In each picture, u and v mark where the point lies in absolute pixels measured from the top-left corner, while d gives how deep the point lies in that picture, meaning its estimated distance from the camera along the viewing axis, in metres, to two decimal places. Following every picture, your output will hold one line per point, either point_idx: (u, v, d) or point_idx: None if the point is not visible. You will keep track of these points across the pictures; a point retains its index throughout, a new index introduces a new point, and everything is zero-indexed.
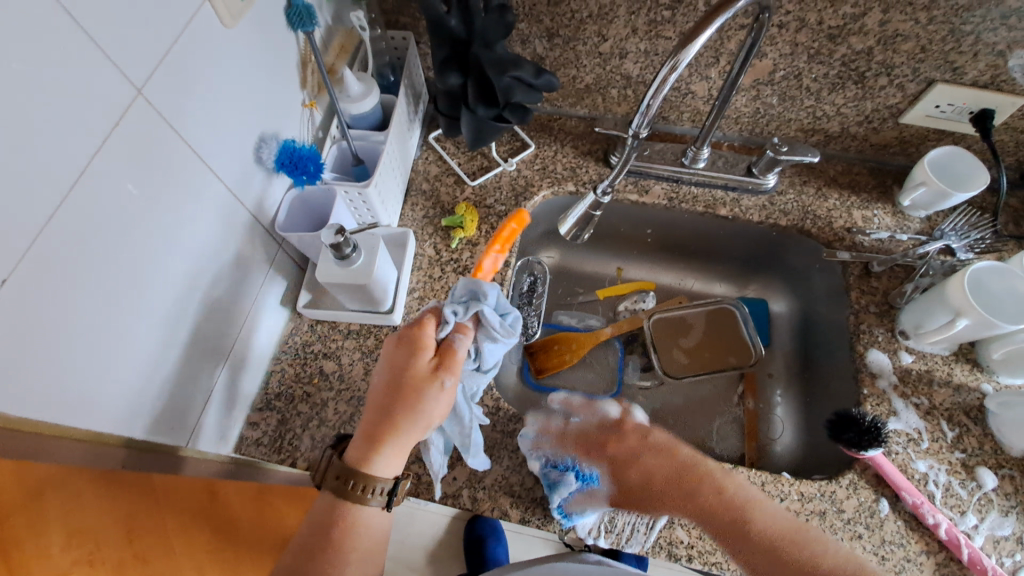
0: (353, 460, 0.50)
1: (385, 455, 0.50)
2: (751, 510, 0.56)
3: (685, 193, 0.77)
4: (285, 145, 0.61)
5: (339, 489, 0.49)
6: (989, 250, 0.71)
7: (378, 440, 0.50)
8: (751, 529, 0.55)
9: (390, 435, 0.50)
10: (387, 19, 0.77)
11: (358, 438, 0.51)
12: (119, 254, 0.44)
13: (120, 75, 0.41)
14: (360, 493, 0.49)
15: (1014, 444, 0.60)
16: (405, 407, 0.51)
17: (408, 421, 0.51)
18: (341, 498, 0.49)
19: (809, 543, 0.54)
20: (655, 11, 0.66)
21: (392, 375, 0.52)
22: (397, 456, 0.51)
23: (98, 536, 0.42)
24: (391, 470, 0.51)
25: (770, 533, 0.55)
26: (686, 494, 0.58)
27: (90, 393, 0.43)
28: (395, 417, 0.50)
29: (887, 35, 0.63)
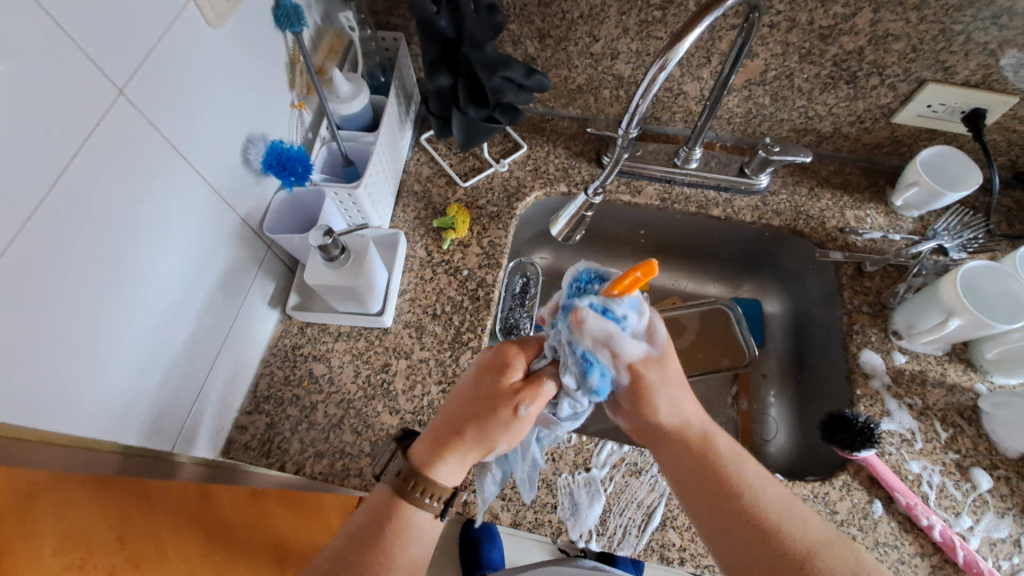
0: (417, 459, 0.48)
1: (447, 464, 0.48)
2: (751, 502, 0.46)
3: (678, 193, 0.76)
4: (273, 146, 0.60)
5: (397, 484, 0.47)
6: (982, 250, 0.71)
7: (444, 446, 0.48)
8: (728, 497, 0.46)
9: (456, 445, 0.48)
10: (377, 20, 0.76)
11: (426, 439, 0.49)
12: (100, 256, 0.43)
13: (100, 75, 0.40)
14: (413, 494, 0.46)
15: (1008, 444, 0.60)
16: (476, 422, 0.48)
17: (476, 436, 0.48)
18: (394, 494, 0.47)
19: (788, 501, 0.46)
20: (646, 11, 0.66)
21: (473, 386, 0.50)
22: (458, 469, 0.49)
23: (92, 544, 0.39)
24: (453, 481, 0.48)
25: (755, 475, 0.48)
26: (681, 460, 0.49)
27: (73, 397, 0.43)
28: (464, 428, 0.48)
29: (878, 35, 0.62)
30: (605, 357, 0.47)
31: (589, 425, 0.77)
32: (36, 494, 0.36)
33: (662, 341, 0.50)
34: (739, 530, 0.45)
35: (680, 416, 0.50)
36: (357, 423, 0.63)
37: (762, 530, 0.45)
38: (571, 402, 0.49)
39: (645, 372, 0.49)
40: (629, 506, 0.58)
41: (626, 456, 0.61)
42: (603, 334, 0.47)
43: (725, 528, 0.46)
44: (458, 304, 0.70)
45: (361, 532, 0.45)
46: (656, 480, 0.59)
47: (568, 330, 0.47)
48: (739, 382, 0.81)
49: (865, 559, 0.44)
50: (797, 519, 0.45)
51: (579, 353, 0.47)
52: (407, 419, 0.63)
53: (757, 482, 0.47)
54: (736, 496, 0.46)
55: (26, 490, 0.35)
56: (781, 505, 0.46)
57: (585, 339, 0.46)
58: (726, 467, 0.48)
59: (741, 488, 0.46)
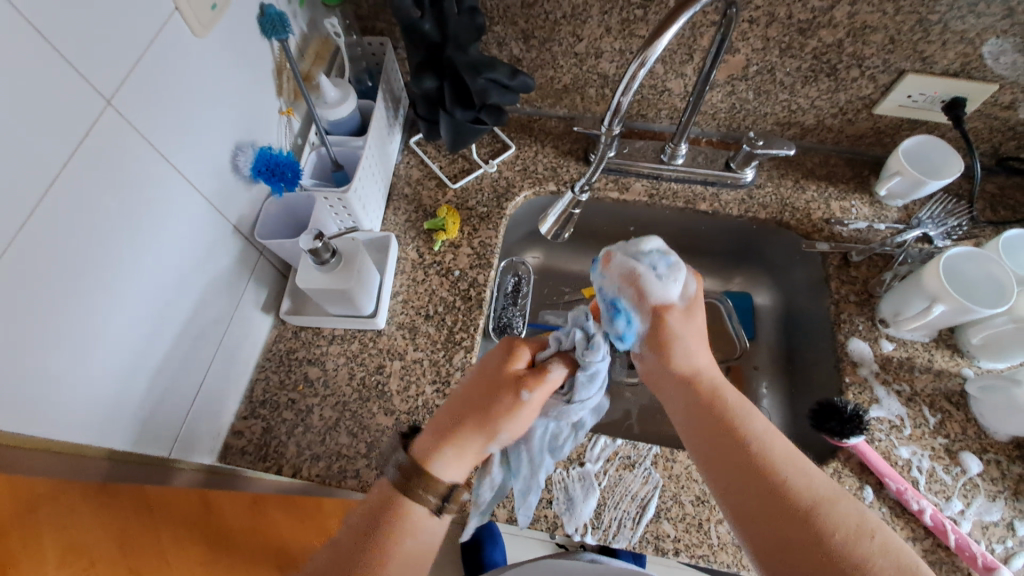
0: (420, 454, 0.49)
1: (454, 459, 0.49)
2: (758, 450, 0.46)
3: (665, 189, 0.77)
4: (261, 152, 0.61)
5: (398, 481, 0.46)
6: (966, 237, 0.72)
7: (448, 439, 0.49)
8: (734, 445, 0.46)
9: (464, 440, 0.49)
10: (363, 25, 0.77)
11: (432, 433, 0.50)
12: (91, 264, 0.44)
13: (87, 86, 0.41)
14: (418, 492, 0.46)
15: (996, 427, 0.61)
16: (483, 415, 0.50)
17: (480, 426, 0.50)
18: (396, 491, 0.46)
19: (795, 455, 0.46)
20: (628, 10, 0.67)
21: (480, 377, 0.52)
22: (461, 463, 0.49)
23: (95, 556, 0.38)
24: (459, 476, 0.49)
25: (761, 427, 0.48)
26: (692, 410, 0.50)
27: (65, 404, 0.43)
28: (469, 418, 0.50)
29: (856, 27, 0.63)
30: (630, 305, 0.56)
31: None
32: (37, 504, 0.36)
33: (694, 294, 0.56)
34: (745, 479, 0.44)
35: (697, 366, 0.53)
36: (352, 424, 0.64)
37: (768, 479, 0.44)
38: (584, 387, 0.54)
39: (671, 316, 0.54)
40: (623, 498, 0.59)
41: (619, 450, 0.62)
42: (629, 278, 0.55)
43: (731, 475, 0.45)
44: (450, 304, 0.71)
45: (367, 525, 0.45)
46: (650, 473, 0.60)
47: (599, 275, 0.58)
48: (732, 374, 0.82)
49: (871, 516, 0.42)
50: (805, 474, 0.44)
51: (607, 297, 0.57)
52: (402, 418, 0.64)
53: (768, 436, 0.47)
54: (745, 445, 0.46)
55: (27, 502, 0.35)
56: (790, 460, 0.45)
57: (613, 280, 0.56)
58: (738, 419, 0.48)
59: (750, 438, 0.46)
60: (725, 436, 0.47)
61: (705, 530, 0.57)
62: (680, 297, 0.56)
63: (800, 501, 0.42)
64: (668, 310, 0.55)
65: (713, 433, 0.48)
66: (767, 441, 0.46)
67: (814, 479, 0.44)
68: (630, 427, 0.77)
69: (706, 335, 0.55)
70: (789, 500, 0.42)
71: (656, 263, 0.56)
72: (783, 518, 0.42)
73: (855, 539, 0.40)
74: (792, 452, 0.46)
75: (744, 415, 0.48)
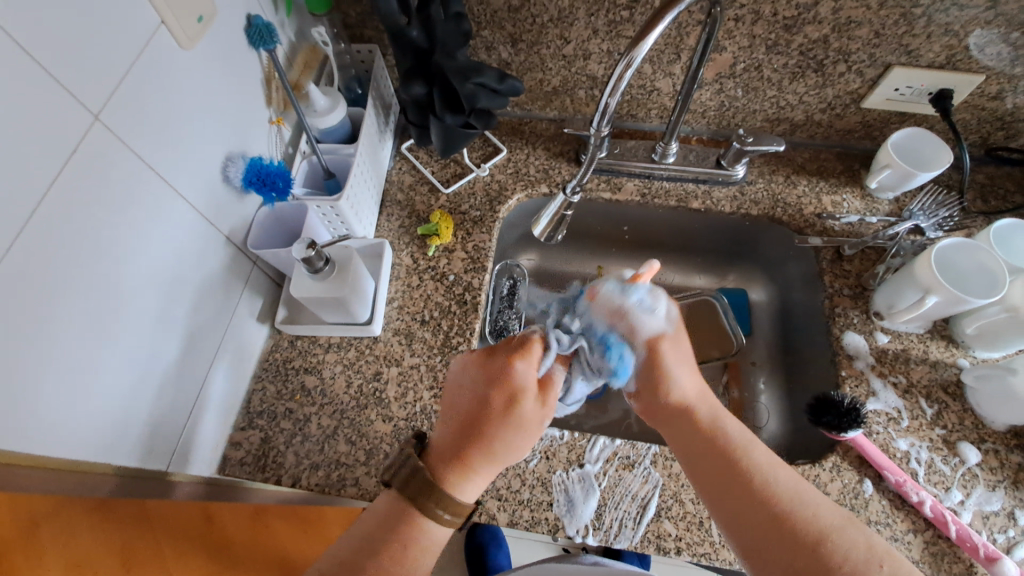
0: (449, 486, 0.46)
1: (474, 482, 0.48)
2: (763, 483, 0.46)
3: (657, 188, 0.77)
4: (252, 162, 0.61)
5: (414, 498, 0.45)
6: (958, 227, 0.72)
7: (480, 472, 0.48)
8: (740, 481, 0.46)
9: (489, 466, 0.48)
10: (351, 33, 0.77)
11: (451, 460, 0.47)
12: (83, 280, 0.44)
13: (73, 102, 0.41)
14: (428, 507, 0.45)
15: (993, 416, 0.61)
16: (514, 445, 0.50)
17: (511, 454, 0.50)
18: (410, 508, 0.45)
19: (800, 484, 0.46)
20: (614, 11, 0.67)
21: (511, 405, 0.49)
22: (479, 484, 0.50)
23: (97, 569, 0.38)
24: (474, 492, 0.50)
25: (764, 456, 0.48)
26: (693, 445, 0.50)
27: (61, 420, 0.43)
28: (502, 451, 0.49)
29: (841, 23, 0.64)
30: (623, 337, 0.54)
31: (584, 422, 0.78)
32: (37, 524, 0.36)
33: (676, 320, 0.56)
34: (753, 511, 0.45)
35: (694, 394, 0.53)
36: (351, 432, 0.64)
37: (775, 509, 0.44)
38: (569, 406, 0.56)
39: (666, 345, 0.54)
40: (624, 498, 0.59)
41: (618, 450, 0.62)
42: (617, 312, 0.54)
43: (737, 507, 0.46)
44: (446, 309, 0.71)
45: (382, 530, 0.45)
46: (649, 472, 0.60)
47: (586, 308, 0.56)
48: (729, 370, 0.82)
49: (877, 539, 0.43)
50: (811, 502, 0.45)
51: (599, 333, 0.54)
52: (400, 425, 0.64)
53: (771, 465, 0.47)
54: (749, 475, 0.46)
55: (28, 521, 0.35)
56: (795, 487, 0.46)
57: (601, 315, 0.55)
58: (739, 449, 0.49)
59: (754, 468, 0.47)
60: (729, 471, 0.47)
61: (706, 528, 0.57)
62: (666, 323, 0.56)
63: (809, 535, 0.43)
64: (660, 340, 0.54)
65: (716, 469, 0.48)
66: (770, 471, 0.47)
67: (820, 507, 0.44)
68: (630, 427, 0.77)
69: (693, 360, 0.56)
70: (797, 533, 0.43)
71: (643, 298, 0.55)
72: (794, 551, 0.42)
73: (866, 567, 0.41)
74: (797, 481, 0.46)
75: (745, 446, 0.49)
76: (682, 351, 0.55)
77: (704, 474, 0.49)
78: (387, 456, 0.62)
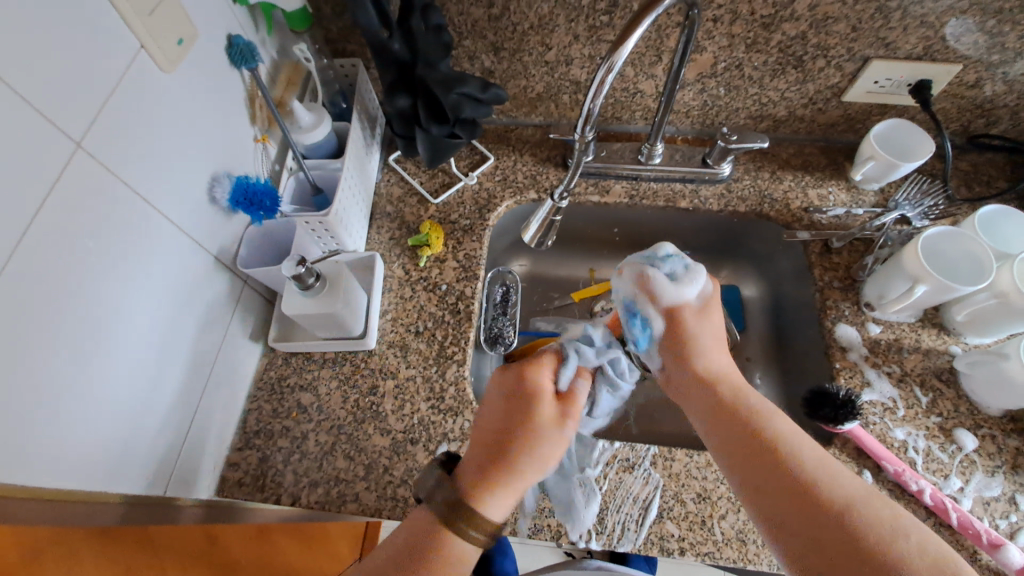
0: (484, 504, 0.46)
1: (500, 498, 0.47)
2: (783, 456, 0.46)
3: (645, 189, 0.78)
4: (238, 182, 0.61)
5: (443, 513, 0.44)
6: (943, 215, 0.73)
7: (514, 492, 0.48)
8: (757, 457, 0.47)
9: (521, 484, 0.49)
10: (334, 48, 0.78)
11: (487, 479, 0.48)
12: (72, 308, 0.43)
13: (54, 130, 0.41)
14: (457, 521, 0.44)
15: (988, 402, 0.61)
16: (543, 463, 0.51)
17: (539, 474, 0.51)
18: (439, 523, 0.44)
19: (819, 458, 0.46)
20: (594, 16, 0.68)
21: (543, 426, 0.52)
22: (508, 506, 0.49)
23: None
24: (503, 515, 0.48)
25: (782, 431, 0.48)
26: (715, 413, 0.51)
27: (55, 450, 0.43)
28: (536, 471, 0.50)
29: (818, 19, 0.64)
30: (645, 311, 0.59)
31: None
32: (45, 548, 0.36)
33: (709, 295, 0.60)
34: (769, 484, 0.45)
35: (718, 366, 0.55)
36: (349, 448, 0.63)
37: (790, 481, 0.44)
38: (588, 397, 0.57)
39: (686, 316, 0.57)
40: (625, 501, 0.59)
41: (618, 453, 0.61)
42: (642, 282, 0.59)
43: (753, 479, 0.46)
44: (439, 319, 0.71)
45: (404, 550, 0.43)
46: (649, 474, 0.60)
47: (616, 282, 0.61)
48: None
49: (903, 512, 0.42)
50: (835, 476, 0.44)
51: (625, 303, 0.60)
52: (398, 438, 0.63)
53: (790, 442, 0.47)
54: (762, 451, 0.47)
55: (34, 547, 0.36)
56: (811, 462, 0.45)
57: (628, 286, 0.60)
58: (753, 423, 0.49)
59: (773, 441, 0.47)
60: (747, 441, 0.48)
61: (708, 527, 0.57)
62: (697, 297, 0.59)
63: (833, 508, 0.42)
64: (680, 311, 0.58)
65: (736, 437, 0.49)
66: (788, 443, 0.47)
67: (840, 480, 0.44)
68: (629, 428, 0.77)
69: (723, 338, 0.58)
70: (820, 506, 0.42)
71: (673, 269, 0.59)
72: (821, 521, 0.41)
73: (893, 539, 0.39)
74: (815, 454, 0.46)
75: (762, 420, 0.49)
76: (716, 327, 0.58)
77: (724, 445, 0.49)
78: (386, 470, 0.62)
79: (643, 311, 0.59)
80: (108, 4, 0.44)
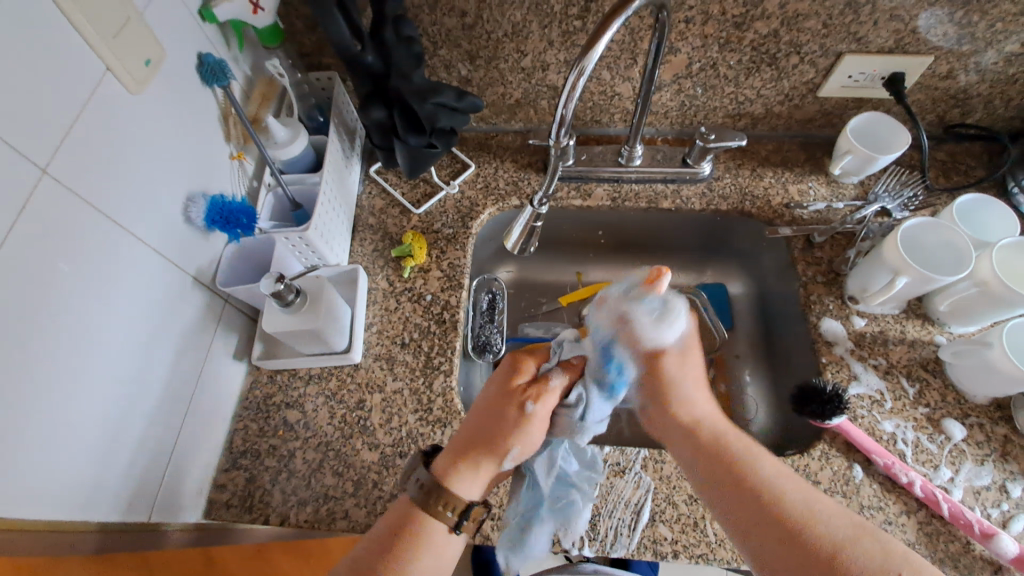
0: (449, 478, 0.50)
1: (465, 476, 0.49)
2: (774, 499, 0.46)
3: (627, 191, 0.78)
4: (214, 201, 0.60)
5: (420, 499, 0.47)
6: (923, 206, 0.74)
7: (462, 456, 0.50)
8: (749, 502, 0.46)
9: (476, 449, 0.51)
10: (309, 61, 0.77)
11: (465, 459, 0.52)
12: (46, 337, 0.43)
13: (18, 157, 0.40)
14: (438, 510, 0.46)
15: (973, 391, 0.62)
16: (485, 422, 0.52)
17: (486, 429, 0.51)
18: (416, 507, 0.47)
19: (808, 497, 0.46)
20: (566, 22, 0.68)
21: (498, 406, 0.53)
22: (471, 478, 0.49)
23: None
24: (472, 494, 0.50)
25: (770, 470, 0.48)
26: (701, 456, 0.51)
27: (35, 481, 0.42)
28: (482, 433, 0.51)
29: (789, 16, 0.65)
30: (624, 353, 0.55)
31: None
32: None
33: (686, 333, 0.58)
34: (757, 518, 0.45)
35: (698, 410, 0.55)
36: (337, 464, 0.62)
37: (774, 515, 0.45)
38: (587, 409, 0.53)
39: (666, 361, 0.56)
40: (617, 506, 0.58)
41: (608, 457, 0.61)
42: (621, 321, 0.55)
43: (746, 526, 0.46)
44: (425, 330, 0.70)
45: (382, 537, 0.46)
46: (640, 477, 0.60)
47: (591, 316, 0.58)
48: (715, 366, 0.81)
49: (892, 546, 0.43)
50: (822, 517, 0.44)
51: (601, 341, 0.55)
52: (387, 452, 0.63)
53: (778, 482, 0.47)
54: (755, 492, 0.47)
55: None
56: (803, 503, 0.45)
57: (606, 323, 0.56)
58: (743, 465, 0.49)
59: (762, 484, 0.47)
60: (739, 485, 0.47)
61: (701, 528, 0.57)
62: (676, 340, 0.57)
63: (825, 551, 0.42)
64: (662, 354, 0.56)
65: (727, 480, 0.48)
66: (778, 484, 0.47)
67: (831, 520, 0.44)
68: (622, 431, 0.77)
69: (703, 381, 0.57)
70: (811, 552, 0.42)
71: (648, 307, 0.54)
72: (813, 566, 0.42)
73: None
74: (805, 494, 0.46)
75: (751, 460, 0.49)
76: (694, 371, 0.57)
77: (716, 490, 0.49)
78: (376, 485, 0.61)
79: (620, 352, 0.55)
80: (70, 27, 0.44)
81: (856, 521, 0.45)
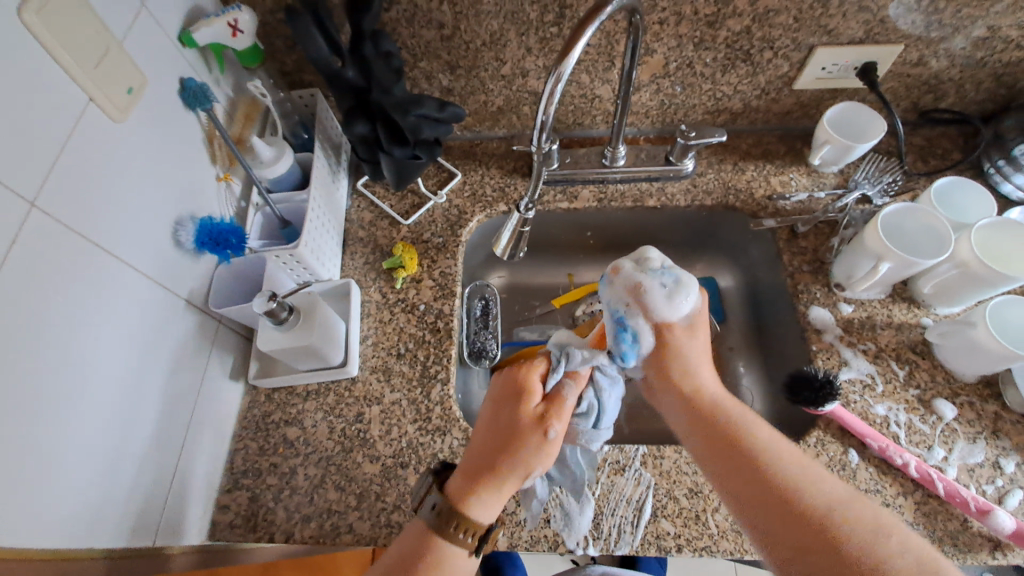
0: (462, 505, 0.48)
1: (483, 503, 0.48)
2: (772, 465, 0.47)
3: (613, 191, 0.79)
4: (202, 224, 0.61)
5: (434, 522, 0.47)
6: (903, 190, 0.75)
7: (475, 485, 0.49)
8: (750, 466, 0.47)
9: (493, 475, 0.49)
10: (291, 79, 0.78)
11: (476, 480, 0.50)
12: (42, 368, 0.43)
13: (7, 192, 0.41)
14: (455, 535, 0.46)
15: (963, 370, 0.63)
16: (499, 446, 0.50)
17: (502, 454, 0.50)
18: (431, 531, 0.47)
19: (806, 465, 0.47)
20: (543, 29, 0.69)
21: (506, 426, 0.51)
22: (490, 505, 0.49)
23: None
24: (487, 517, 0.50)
25: (766, 436, 0.50)
26: (695, 423, 0.53)
27: (36, 513, 0.42)
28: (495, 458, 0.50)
29: (760, 13, 0.66)
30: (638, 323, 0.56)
31: None
32: None
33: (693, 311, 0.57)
34: (748, 484, 0.47)
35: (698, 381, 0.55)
36: (339, 478, 0.63)
37: (770, 483, 0.46)
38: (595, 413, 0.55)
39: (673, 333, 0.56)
40: (619, 504, 0.59)
41: (608, 456, 0.62)
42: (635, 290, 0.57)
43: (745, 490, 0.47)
44: (420, 339, 0.71)
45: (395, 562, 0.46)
46: (640, 474, 0.60)
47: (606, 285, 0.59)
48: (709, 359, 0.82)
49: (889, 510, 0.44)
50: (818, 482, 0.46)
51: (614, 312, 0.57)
52: (388, 463, 0.63)
53: (773, 447, 0.48)
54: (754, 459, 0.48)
55: None
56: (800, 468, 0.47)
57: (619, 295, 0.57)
58: (739, 432, 0.50)
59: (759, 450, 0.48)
60: (738, 450, 0.49)
61: (703, 521, 0.57)
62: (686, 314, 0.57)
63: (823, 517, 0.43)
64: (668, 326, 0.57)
65: (723, 445, 0.50)
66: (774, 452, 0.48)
67: (829, 485, 0.46)
68: (621, 428, 0.78)
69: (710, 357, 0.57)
70: (810, 519, 0.43)
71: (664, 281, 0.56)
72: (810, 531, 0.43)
73: (878, 538, 0.42)
74: (801, 461, 0.47)
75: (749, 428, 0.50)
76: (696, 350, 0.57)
77: (715, 455, 0.50)
78: (379, 497, 0.61)
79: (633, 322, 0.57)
80: (50, 60, 0.44)
81: (853, 488, 0.46)
